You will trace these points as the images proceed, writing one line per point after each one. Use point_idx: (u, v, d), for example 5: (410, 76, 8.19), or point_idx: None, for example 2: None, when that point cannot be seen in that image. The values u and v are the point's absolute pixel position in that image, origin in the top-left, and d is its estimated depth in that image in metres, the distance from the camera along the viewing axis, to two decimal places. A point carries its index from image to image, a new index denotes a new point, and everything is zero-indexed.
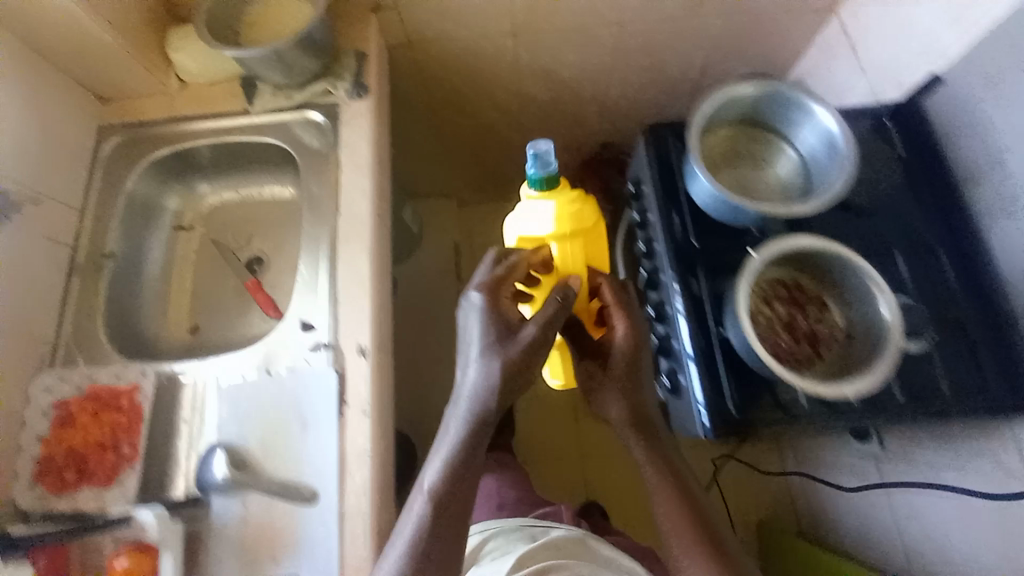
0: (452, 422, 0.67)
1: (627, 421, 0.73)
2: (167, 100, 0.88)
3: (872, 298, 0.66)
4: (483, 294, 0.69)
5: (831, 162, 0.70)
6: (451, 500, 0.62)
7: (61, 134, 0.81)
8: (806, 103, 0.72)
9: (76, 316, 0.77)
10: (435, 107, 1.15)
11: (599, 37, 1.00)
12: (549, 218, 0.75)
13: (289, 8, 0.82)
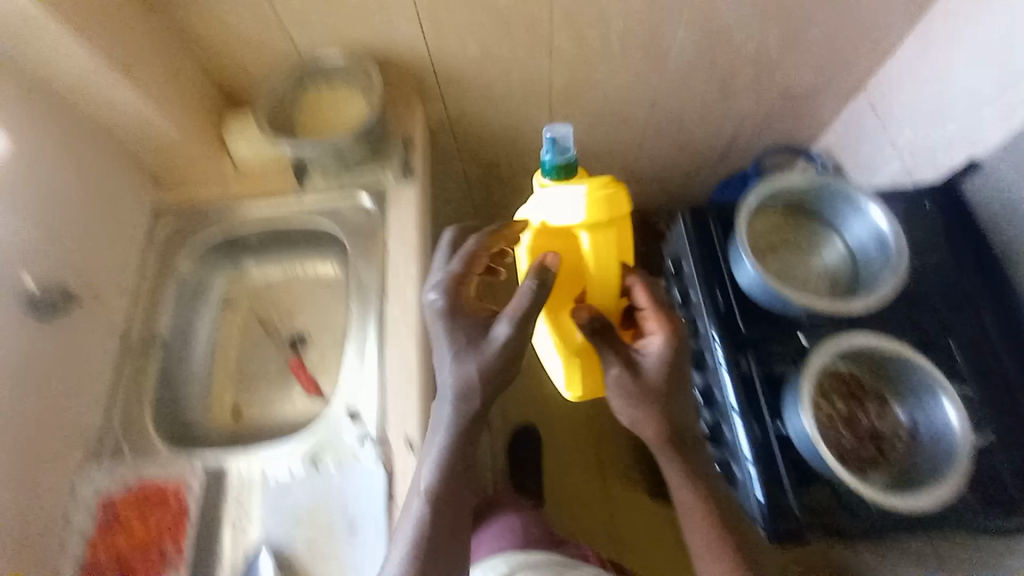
0: (436, 423, 0.59)
1: (657, 433, 0.65)
2: (219, 183, 0.90)
3: (937, 400, 0.66)
4: (442, 296, 0.60)
5: (881, 261, 0.71)
6: (452, 501, 0.57)
7: (121, 222, 0.82)
8: (857, 200, 0.74)
9: (124, 403, 0.77)
10: (470, 177, 1.18)
11: (633, 115, 1.03)
12: (579, 205, 0.58)
13: (341, 99, 0.82)
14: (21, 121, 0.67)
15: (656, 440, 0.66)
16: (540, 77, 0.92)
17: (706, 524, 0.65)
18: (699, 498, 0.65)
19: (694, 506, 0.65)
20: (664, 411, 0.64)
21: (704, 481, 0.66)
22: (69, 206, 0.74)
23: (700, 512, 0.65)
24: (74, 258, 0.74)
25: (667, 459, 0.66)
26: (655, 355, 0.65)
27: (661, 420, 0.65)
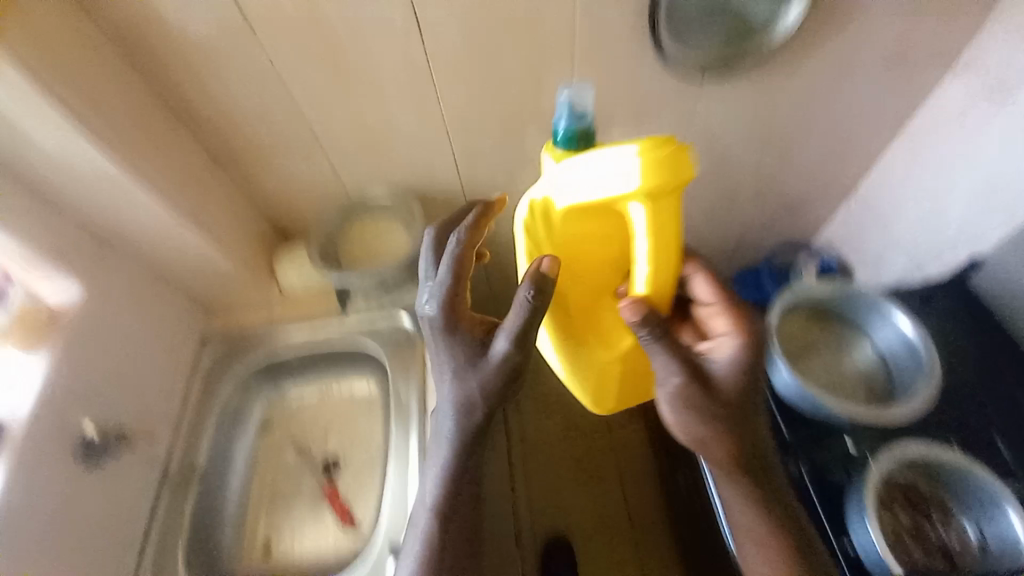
0: (437, 440, 0.62)
1: (715, 446, 0.54)
2: (266, 309, 0.94)
3: (1004, 515, 0.64)
4: (437, 311, 0.58)
5: (914, 368, 0.74)
6: (454, 513, 0.60)
7: (171, 354, 0.85)
8: (886, 309, 0.79)
9: (158, 547, 0.73)
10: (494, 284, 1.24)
11: None
12: (630, 170, 0.45)
13: (389, 232, 0.89)
14: (98, 274, 0.73)
15: (713, 455, 0.55)
16: None
17: (773, 548, 0.53)
18: (762, 517, 0.54)
19: (757, 527, 0.54)
20: (722, 421, 0.53)
21: (769, 497, 0.55)
22: (127, 349, 0.76)
23: (763, 534, 0.54)
24: (126, 400, 0.75)
25: (735, 482, 0.55)
26: (725, 357, 0.54)
27: (722, 433, 0.53)
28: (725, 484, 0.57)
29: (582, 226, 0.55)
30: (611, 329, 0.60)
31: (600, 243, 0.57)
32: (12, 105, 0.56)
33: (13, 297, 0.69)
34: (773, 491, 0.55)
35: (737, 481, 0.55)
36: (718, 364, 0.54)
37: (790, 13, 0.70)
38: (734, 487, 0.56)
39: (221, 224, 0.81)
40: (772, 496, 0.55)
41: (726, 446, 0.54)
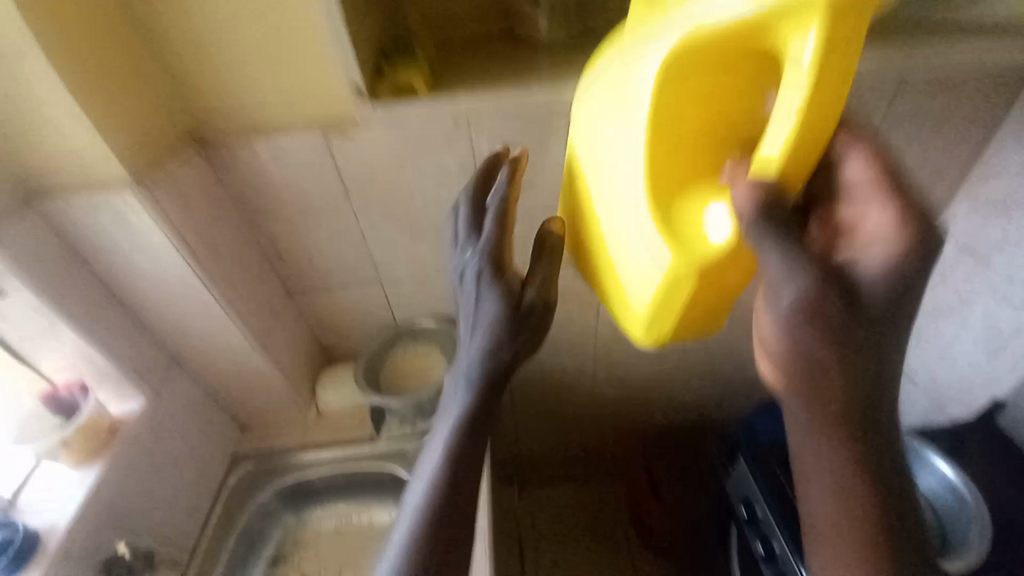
0: (449, 394, 0.50)
1: (822, 380, 0.37)
2: (300, 428, 0.95)
3: None
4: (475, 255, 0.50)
5: (962, 513, 0.75)
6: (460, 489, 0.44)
7: (204, 470, 0.86)
8: (925, 453, 0.81)
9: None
10: (520, 408, 1.26)
11: (668, 356, 1.16)
12: None
13: (429, 358, 0.94)
14: (162, 392, 0.78)
15: (823, 391, 0.37)
16: (590, 331, 1.08)
17: (862, 514, 0.38)
18: (858, 479, 0.38)
19: (842, 489, 0.38)
20: (852, 346, 0.36)
21: (879, 456, 0.38)
22: (168, 466, 0.78)
23: (850, 498, 0.38)
24: (154, 518, 0.76)
25: (842, 442, 0.38)
26: (880, 256, 0.36)
27: (843, 369, 0.37)
28: (830, 434, 0.38)
29: (694, 78, 0.39)
30: (691, 227, 0.43)
31: (705, 104, 0.40)
32: (140, 256, 0.67)
33: (82, 408, 0.70)
34: (883, 442, 0.38)
35: (841, 427, 0.37)
36: (861, 272, 0.37)
37: None
38: (834, 437, 0.38)
39: (281, 348, 0.88)
40: (880, 454, 0.38)
41: (842, 383, 0.37)
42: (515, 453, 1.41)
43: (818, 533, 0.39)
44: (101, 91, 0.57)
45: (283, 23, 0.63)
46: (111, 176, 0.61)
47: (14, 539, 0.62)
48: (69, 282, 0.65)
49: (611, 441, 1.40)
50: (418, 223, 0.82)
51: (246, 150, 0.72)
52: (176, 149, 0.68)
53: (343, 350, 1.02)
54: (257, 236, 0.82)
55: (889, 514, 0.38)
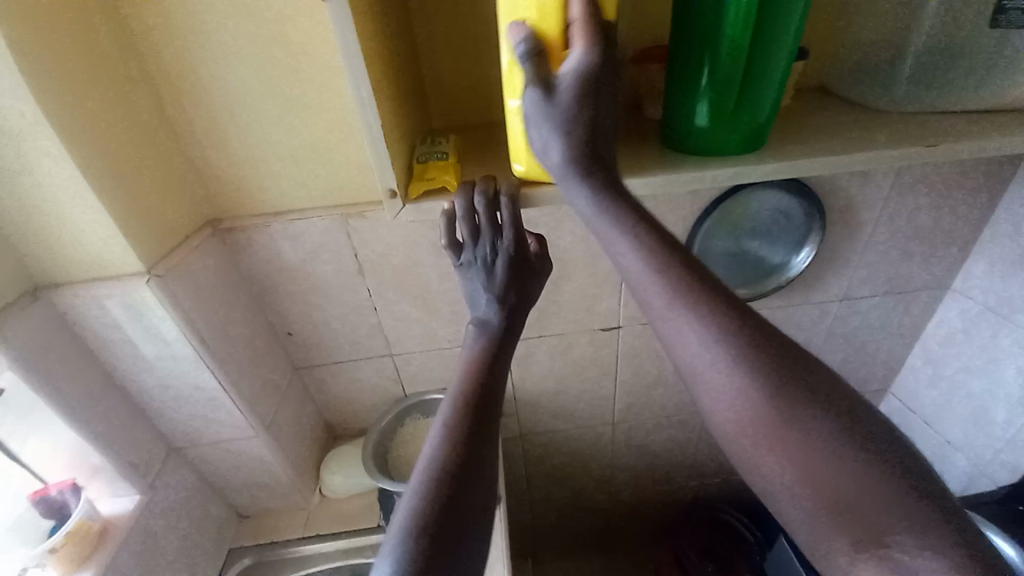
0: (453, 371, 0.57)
1: (695, 319, 0.39)
2: (303, 516, 0.89)
3: None
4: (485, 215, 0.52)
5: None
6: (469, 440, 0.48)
7: (198, 571, 0.78)
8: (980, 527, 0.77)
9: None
10: (535, 480, 1.18)
11: (688, 421, 1.12)
12: None
13: None
14: (158, 487, 0.72)
15: (705, 328, 0.39)
16: (606, 400, 1.04)
17: (811, 452, 0.35)
18: (787, 414, 0.36)
19: (774, 433, 0.36)
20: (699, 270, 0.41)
21: (799, 384, 0.37)
22: (160, 570, 0.72)
23: (790, 431, 0.36)
24: None
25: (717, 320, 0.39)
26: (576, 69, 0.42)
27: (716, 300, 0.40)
28: (735, 375, 0.37)
29: None
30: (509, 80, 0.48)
31: None
32: (144, 343, 0.65)
33: (73, 511, 0.66)
34: (797, 372, 0.37)
35: (748, 358, 0.37)
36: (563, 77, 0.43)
37: (799, 256, 0.85)
38: (735, 371, 0.37)
39: (287, 432, 0.84)
40: (796, 379, 0.37)
41: (714, 309, 0.39)
42: (528, 531, 1.31)
43: (784, 494, 0.36)
44: (123, 186, 0.58)
45: (305, 117, 0.65)
46: (125, 268, 0.59)
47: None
48: (71, 377, 0.62)
49: (630, 514, 1.31)
50: (432, 298, 0.81)
51: (263, 234, 0.72)
52: (192, 237, 0.68)
53: (350, 428, 0.97)
54: (268, 316, 0.80)
55: (850, 442, 0.35)
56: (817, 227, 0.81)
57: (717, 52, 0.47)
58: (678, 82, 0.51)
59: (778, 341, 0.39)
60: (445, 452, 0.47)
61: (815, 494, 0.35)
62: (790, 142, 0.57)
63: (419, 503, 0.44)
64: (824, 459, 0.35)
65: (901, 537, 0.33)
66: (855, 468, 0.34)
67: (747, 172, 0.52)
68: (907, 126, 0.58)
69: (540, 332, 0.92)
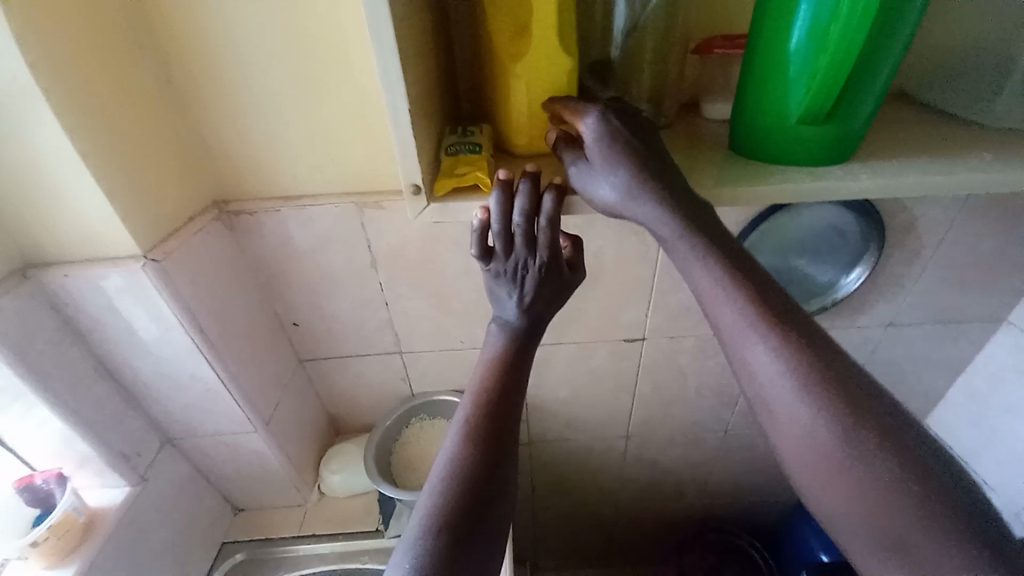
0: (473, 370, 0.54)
1: (767, 348, 0.41)
2: (300, 514, 0.86)
3: None
4: (524, 228, 0.47)
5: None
6: (488, 443, 0.46)
7: (187, 565, 0.75)
8: None
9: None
10: (540, 488, 1.14)
11: (704, 440, 1.06)
12: None
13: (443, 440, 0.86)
14: (149, 478, 0.69)
15: (778, 356, 0.40)
16: (621, 412, 0.99)
17: (875, 495, 0.35)
18: (855, 449, 0.37)
19: (839, 466, 0.37)
20: (773, 300, 0.42)
21: (873, 422, 0.37)
22: (147, 566, 0.68)
23: (855, 463, 0.36)
24: None
25: (773, 340, 0.41)
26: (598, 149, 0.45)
27: (777, 318, 0.41)
28: (805, 406, 0.39)
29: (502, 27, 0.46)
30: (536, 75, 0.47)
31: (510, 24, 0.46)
32: (142, 327, 0.60)
33: (59, 503, 0.62)
34: (876, 406, 0.38)
35: (803, 379, 0.39)
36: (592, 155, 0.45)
37: (849, 277, 0.79)
38: (803, 395, 0.39)
39: (287, 427, 0.80)
40: (872, 413, 0.37)
41: (785, 337, 0.41)
42: (528, 538, 1.27)
43: (843, 524, 0.37)
44: (120, 158, 0.52)
45: (327, 94, 0.60)
46: (119, 250, 0.55)
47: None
48: (62, 364, 0.58)
49: (636, 528, 1.26)
50: (447, 298, 0.76)
51: (271, 220, 0.67)
52: (196, 218, 0.63)
53: (352, 424, 0.93)
54: (273, 305, 0.76)
55: (923, 491, 0.35)
56: (873, 248, 0.75)
57: (822, 45, 0.41)
58: (769, 79, 0.46)
59: (853, 374, 0.40)
60: (466, 451, 0.45)
61: (877, 532, 0.35)
62: (878, 154, 0.50)
63: (440, 499, 0.41)
64: (888, 490, 0.35)
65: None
66: (922, 503, 0.34)
67: (833, 186, 0.46)
68: (1012, 138, 0.51)
69: (558, 340, 0.86)
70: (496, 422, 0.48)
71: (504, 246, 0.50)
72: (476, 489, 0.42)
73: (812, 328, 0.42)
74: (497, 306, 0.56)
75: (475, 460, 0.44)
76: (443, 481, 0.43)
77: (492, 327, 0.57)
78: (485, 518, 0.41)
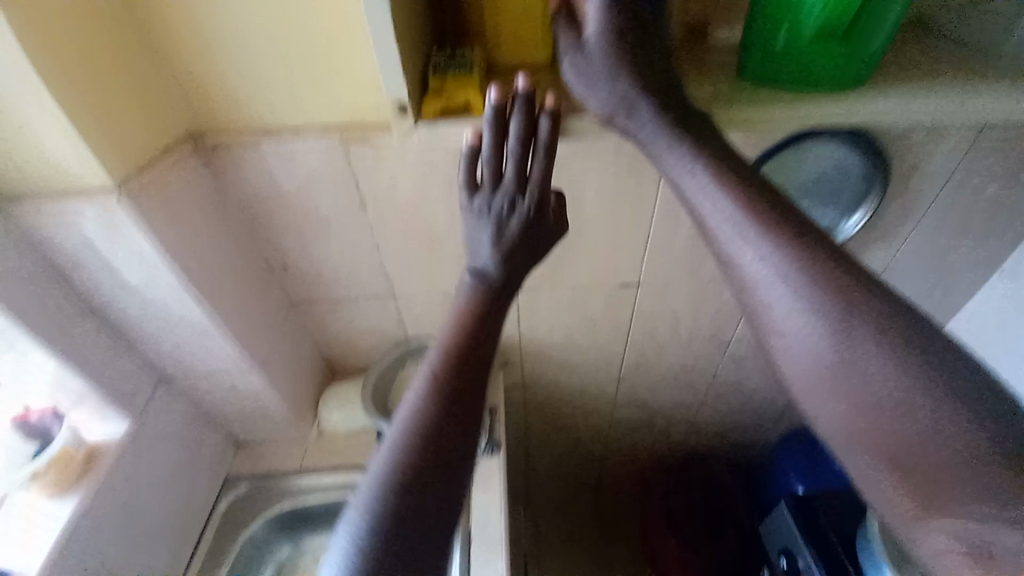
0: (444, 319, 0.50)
1: (765, 255, 0.41)
2: (301, 449, 0.89)
3: None
4: (518, 150, 0.46)
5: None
6: (452, 402, 0.44)
7: (193, 496, 0.79)
8: None
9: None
10: (533, 427, 1.18)
11: (694, 382, 1.09)
12: None
13: None
14: (147, 416, 0.70)
15: (778, 269, 0.40)
16: (614, 355, 1.00)
17: (874, 407, 0.36)
18: (852, 353, 0.37)
19: (834, 374, 0.38)
20: (777, 209, 0.42)
21: (876, 333, 0.37)
22: (152, 496, 0.71)
23: (850, 368, 0.37)
24: (132, 558, 0.68)
25: (773, 245, 0.41)
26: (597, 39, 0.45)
27: (777, 224, 0.41)
28: (804, 316, 0.39)
29: None
30: None
31: None
32: (121, 263, 0.58)
33: (56, 437, 0.64)
34: (881, 309, 0.37)
35: (803, 285, 0.39)
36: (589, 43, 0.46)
37: (850, 221, 0.78)
38: (799, 300, 0.39)
39: (283, 368, 0.81)
40: (875, 316, 0.37)
41: (785, 243, 0.40)
42: (521, 473, 1.33)
43: (841, 438, 0.38)
44: (80, 82, 0.48)
45: (303, 12, 0.54)
46: (93, 184, 0.52)
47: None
48: (44, 302, 0.57)
49: (625, 465, 1.32)
50: (439, 239, 0.74)
51: (252, 155, 0.64)
52: (171, 152, 0.60)
53: (348, 366, 0.95)
54: (260, 245, 0.74)
55: (928, 401, 0.34)
56: (877, 190, 0.74)
57: None
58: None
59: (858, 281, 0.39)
60: (427, 413, 0.44)
61: (874, 442, 0.36)
62: (900, 80, 0.47)
63: (395, 461, 0.41)
64: (884, 396, 0.36)
65: (978, 502, 0.32)
66: (924, 406, 0.34)
67: (830, 125, 0.44)
68: None
69: (553, 283, 0.86)
70: (462, 382, 0.45)
71: (491, 175, 0.48)
72: (432, 456, 0.42)
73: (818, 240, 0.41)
74: (472, 254, 0.51)
75: (437, 419, 0.43)
76: (394, 452, 0.42)
77: (465, 277, 0.52)
78: (442, 481, 0.41)
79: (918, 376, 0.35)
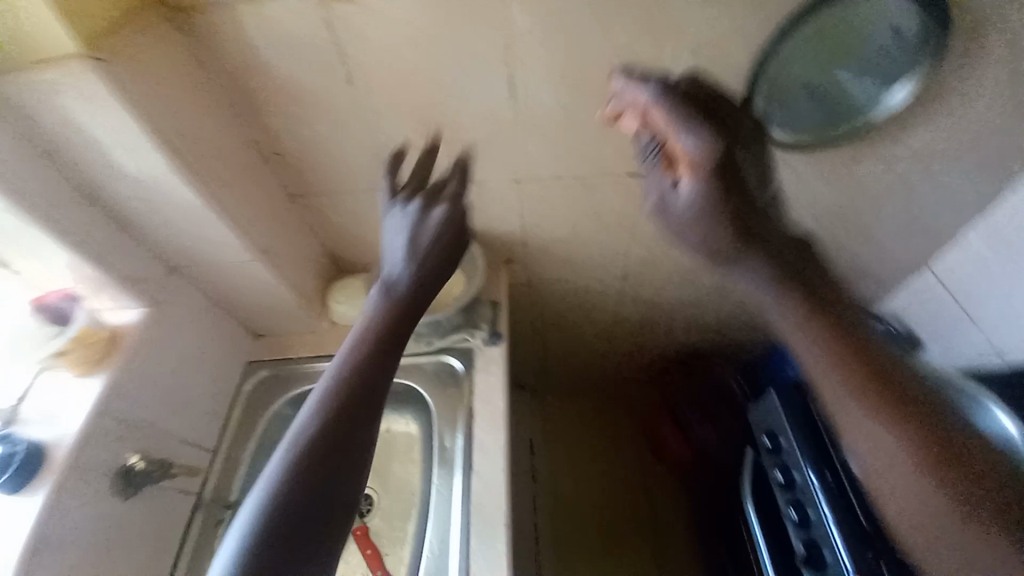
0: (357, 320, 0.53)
1: (791, 310, 0.45)
2: (314, 340, 0.94)
3: None
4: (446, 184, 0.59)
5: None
6: (353, 396, 0.47)
7: (217, 377, 0.85)
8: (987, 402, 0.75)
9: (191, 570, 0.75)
10: (539, 325, 1.22)
11: (699, 281, 1.08)
12: None
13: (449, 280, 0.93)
14: (163, 302, 0.74)
15: (803, 321, 0.45)
16: (619, 253, 0.99)
17: (907, 455, 0.39)
18: (884, 407, 0.40)
19: (875, 419, 0.40)
20: (792, 272, 0.47)
21: (889, 375, 0.41)
22: (180, 374, 0.77)
23: (884, 419, 0.40)
24: (167, 426, 0.75)
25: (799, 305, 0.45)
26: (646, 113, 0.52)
27: (800, 287, 0.46)
28: (835, 369, 0.43)
29: None
30: None
31: None
32: (110, 144, 0.56)
33: (76, 319, 0.69)
34: (896, 367, 0.42)
35: (828, 337, 0.44)
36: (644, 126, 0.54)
37: (895, 95, 0.70)
38: (822, 347, 0.43)
39: (288, 260, 0.82)
40: (895, 368, 0.42)
41: (809, 299, 0.45)
42: (527, 369, 1.41)
43: (883, 482, 0.40)
44: None
45: None
46: (55, 44, 0.49)
47: (16, 455, 0.60)
48: (35, 183, 0.56)
49: (628, 361, 1.38)
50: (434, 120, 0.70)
51: (230, 20, 0.60)
52: (141, 13, 0.57)
53: (354, 263, 0.96)
54: (251, 129, 0.71)
55: (952, 451, 0.38)
56: (931, 54, 0.65)
57: None
58: None
59: (855, 329, 0.44)
60: (331, 406, 0.47)
61: (914, 485, 0.38)
62: None
63: (292, 455, 0.44)
64: (918, 444, 0.39)
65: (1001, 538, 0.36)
66: (952, 450, 0.38)
67: None
68: None
69: (557, 173, 0.82)
70: (367, 376, 0.49)
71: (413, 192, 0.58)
72: (326, 450, 0.45)
73: (820, 281, 0.47)
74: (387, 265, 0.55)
75: (337, 414, 0.46)
76: (296, 443, 0.45)
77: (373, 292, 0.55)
78: (337, 470, 0.44)
79: (942, 431, 0.39)
